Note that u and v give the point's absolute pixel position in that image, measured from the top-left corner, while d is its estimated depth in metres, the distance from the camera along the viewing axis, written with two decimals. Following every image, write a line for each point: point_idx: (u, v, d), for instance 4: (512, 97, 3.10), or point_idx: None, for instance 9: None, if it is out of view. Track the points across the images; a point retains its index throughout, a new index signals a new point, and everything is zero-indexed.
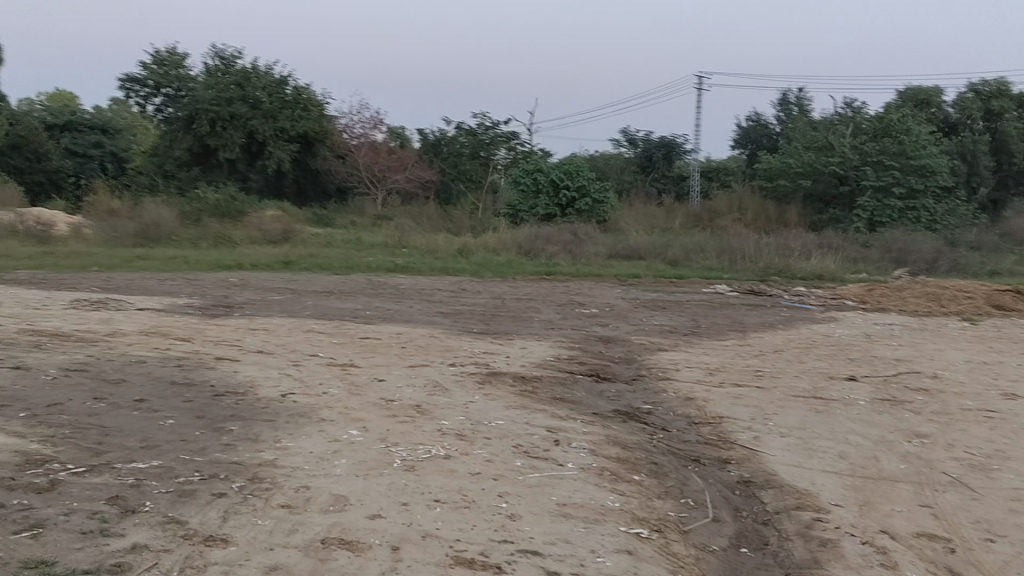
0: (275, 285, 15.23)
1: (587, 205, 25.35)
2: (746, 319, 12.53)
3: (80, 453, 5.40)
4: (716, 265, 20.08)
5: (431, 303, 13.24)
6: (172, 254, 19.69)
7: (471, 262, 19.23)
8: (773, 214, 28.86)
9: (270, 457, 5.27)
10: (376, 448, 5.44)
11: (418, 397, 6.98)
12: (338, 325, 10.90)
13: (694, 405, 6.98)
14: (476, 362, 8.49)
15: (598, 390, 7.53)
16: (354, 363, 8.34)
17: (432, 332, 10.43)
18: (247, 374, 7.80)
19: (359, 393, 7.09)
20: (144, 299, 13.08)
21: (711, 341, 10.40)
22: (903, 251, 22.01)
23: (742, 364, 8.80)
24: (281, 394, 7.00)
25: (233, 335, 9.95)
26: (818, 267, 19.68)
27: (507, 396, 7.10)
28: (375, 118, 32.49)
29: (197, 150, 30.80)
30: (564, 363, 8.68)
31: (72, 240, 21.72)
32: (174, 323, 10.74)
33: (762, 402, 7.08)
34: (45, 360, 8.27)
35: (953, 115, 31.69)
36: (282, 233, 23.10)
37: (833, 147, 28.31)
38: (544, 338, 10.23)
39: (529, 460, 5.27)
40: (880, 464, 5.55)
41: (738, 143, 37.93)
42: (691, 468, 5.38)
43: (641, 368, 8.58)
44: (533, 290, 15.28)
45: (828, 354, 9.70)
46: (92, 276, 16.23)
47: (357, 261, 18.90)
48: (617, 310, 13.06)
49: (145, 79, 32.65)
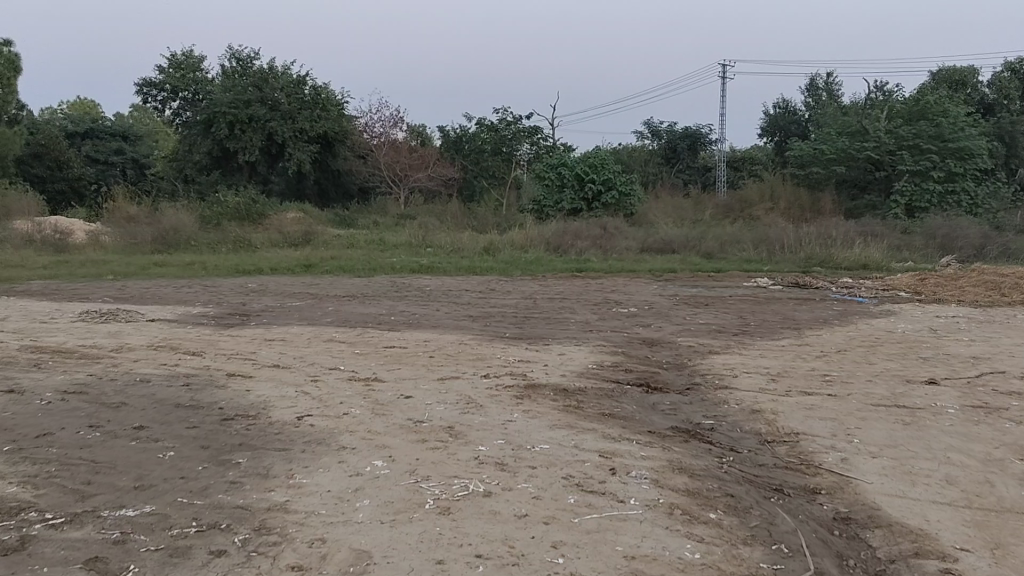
0: (295, 290, 14.56)
1: (614, 199, 24.54)
2: (798, 316, 11.62)
3: (64, 497, 4.67)
4: (754, 257, 19.25)
5: (458, 306, 12.45)
6: (191, 259, 19.11)
7: (499, 260, 18.46)
8: (806, 202, 27.77)
9: (283, 499, 4.51)
10: (403, 484, 4.67)
11: (450, 417, 6.18)
12: (361, 333, 10.14)
13: (763, 419, 6.13)
14: (511, 373, 7.69)
15: (650, 403, 6.70)
16: (377, 378, 7.56)
17: (462, 338, 9.65)
18: (260, 393, 7.04)
19: (383, 413, 6.32)
20: (157, 309, 12.41)
21: (766, 341, 9.53)
22: (950, 237, 20.93)
23: (806, 368, 7.94)
24: (297, 417, 6.23)
25: (249, 347, 9.22)
26: (863, 255, 18.66)
27: (550, 412, 6.30)
28: (395, 116, 32.21)
29: (216, 154, 30.11)
30: (609, 371, 7.87)
31: (88, 248, 21.09)
32: (187, 335, 10.04)
33: (840, 415, 6.22)
34: (43, 381, 7.57)
35: (990, 95, 30.69)
36: (303, 235, 22.44)
37: (867, 131, 27.23)
38: (582, 342, 9.41)
39: (584, 496, 4.47)
40: (998, 492, 4.72)
41: (766, 131, 36.87)
42: (775, 501, 4.58)
43: (696, 375, 7.73)
44: (565, 289, 14.48)
45: (897, 354, 8.80)
46: (107, 285, 15.62)
47: (380, 262, 18.18)
48: (657, 309, 12.23)
49: (163, 83, 32.14)
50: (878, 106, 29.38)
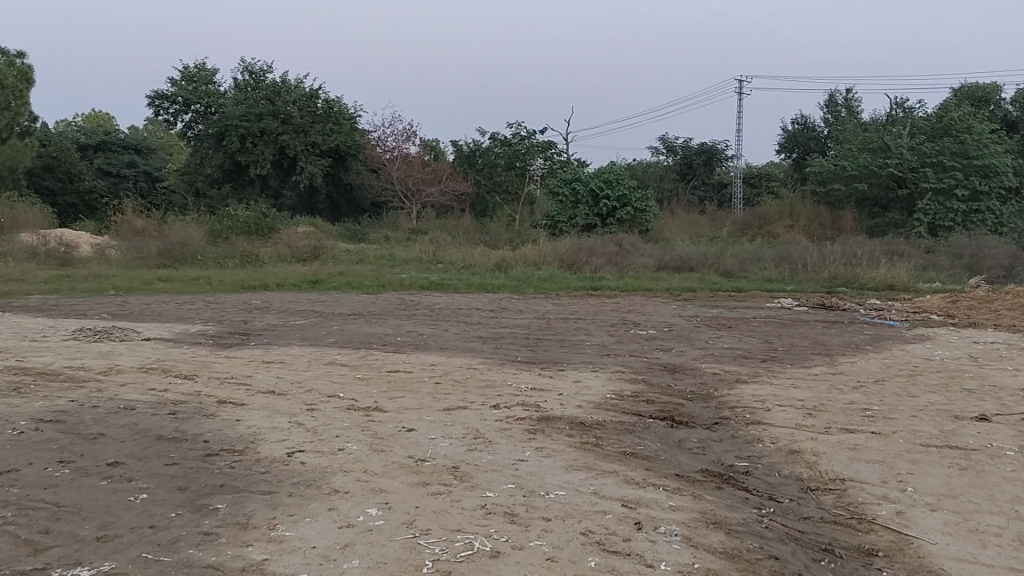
0: (300, 308, 14.04)
1: (629, 215, 23.94)
2: (827, 341, 10.98)
3: (14, 552, 4.11)
4: (776, 276, 18.62)
5: (469, 326, 11.88)
6: (196, 274, 18.68)
7: (511, 277, 17.92)
8: (826, 220, 27.11)
9: (261, 558, 3.93)
10: (399, 539, 4.09)
11: (455, 455, 5.59)
12: (364, 355, 9.57)
13: (803, 462, 5.53)
14: (523, 404, 7.09)
15: (676, 440, 6.11)
16: (378, 407, 6.99)
17: (471, 363, 9.06)
18: (250, 424, 6.48)
19: (383, 449, 5.73)
20: (154, 327, 11.89)
21: (796, 369, 8.91)
22: (977, 257, 20.23)
23: (843, 401, 7.32)
24: (287, 453, 5.66)
25: (244, 370, 8.66)
26: (889, 276, 17.99)
27: (565, 451, 5.71)
28: (408, 131, 31.61)
29: (229, 167, 29.74)
30: (629, 402, 7.25)
31: (94, 262, 20.68)
32: (181, 356, 9.50)
33: (887, 458, 5.61)
34: (19, 408, 7.03)
35: (1013, 113, 30.08)
36: (312, 250, 21.97)
37: (889, 148, 26.53)
38: (599, 368, 8.80)
39: (606, 558, 3.88)
40: None
41: (783, 147, 36.23)
42: (827, 566, 3.98)
43: (724, 407, 7.12)
44: (580, 309, 13.89)
45: (940, 385, 8.15)
46: (108, 301, 15.16)
47: (389, 278, 17.64)
48: (678, 331, 11.61)
49: (175, 95, 31.76)
50: (898, 123, 28.73)
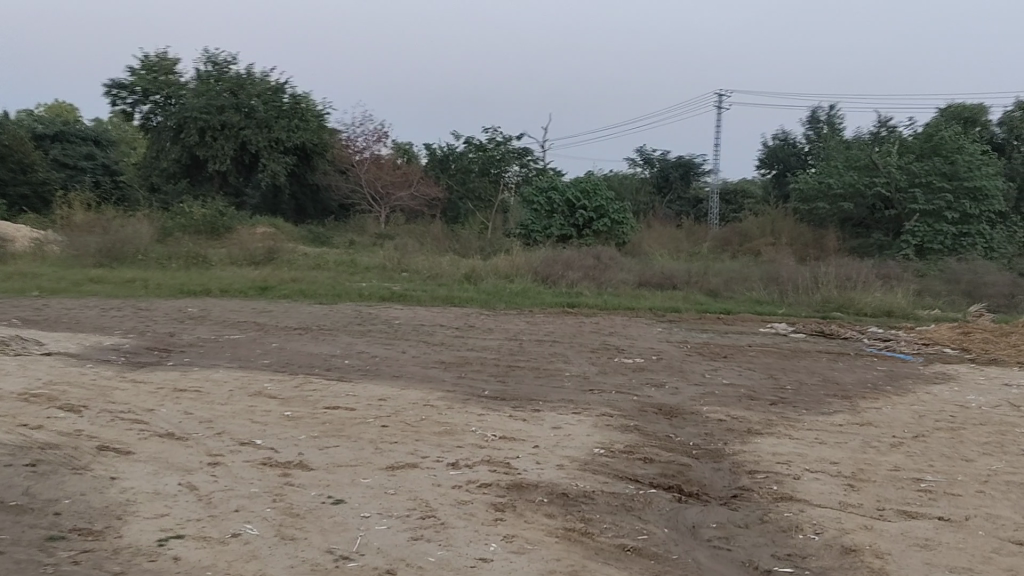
0: (240, 319, 12.41)
1: (605, 226, 22.61)
2: (841, 378, 9.57)
3: None
4: (765, 298, 17.30)
5: (430, 348, 10.33)
6: (134, 275, 16.96)
7: (481, 290, 16.35)
8: (810, 238, 25.89)
9: None
10: None
11: (395, 547, 4.07)
12: (301, 383, 7.99)
13: (865, 570, 4.09)
14: (489, 461, 5.56)
15: (688, 525, 4.64)
16: (303, 463, 5.43)
17: (428, 398, 7.51)
18: (127, 487, 4.90)
19: (294, 536, 4.18)
20: (63, 339, 10.18)
21: (815, 417, 7.46)
22: (976, 284, 19.00)
23: (886, 466, 5.88)
24: (161, 540, 4.10)
25: (149, 402, 7.06)
26: (888, 301, 16.59)
27: (545, 543, 4.19)
28: (379, 132, 29.76)
29: (186, 162, 27.88)
30: (623, 462, 5.74)
31: (24, 259, 18.87)
32: (78, 379, 7.85)
33: (976, 564, 4.18)
34: None
35: (1000, 135, 29.22)
36: (265, 252, 20.21)
37: (877, 166, 25.22)
38: (582, 410, 7.28)
39: None
40: None
41: (764, 163, 34.99)
42: None
43: (741, 473, 5.65)
44: (557, 329, 12.36)
45: (992, 443, 6.75)
46: (27, 304, 13.42)
47: (347, 287, 16.07)
48: (668, 361, 10.16)
49: (132, 85, 29.72)
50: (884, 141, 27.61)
